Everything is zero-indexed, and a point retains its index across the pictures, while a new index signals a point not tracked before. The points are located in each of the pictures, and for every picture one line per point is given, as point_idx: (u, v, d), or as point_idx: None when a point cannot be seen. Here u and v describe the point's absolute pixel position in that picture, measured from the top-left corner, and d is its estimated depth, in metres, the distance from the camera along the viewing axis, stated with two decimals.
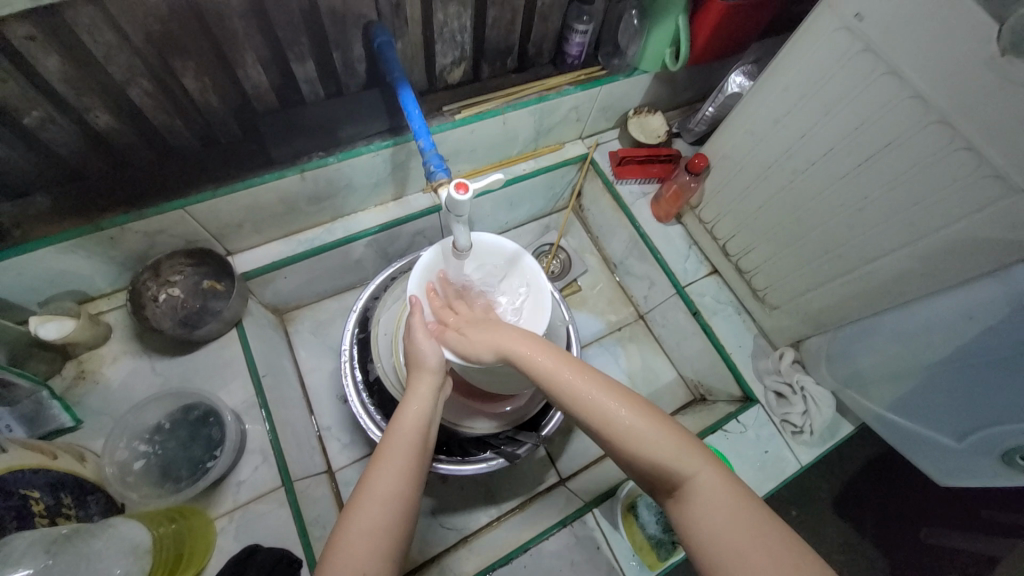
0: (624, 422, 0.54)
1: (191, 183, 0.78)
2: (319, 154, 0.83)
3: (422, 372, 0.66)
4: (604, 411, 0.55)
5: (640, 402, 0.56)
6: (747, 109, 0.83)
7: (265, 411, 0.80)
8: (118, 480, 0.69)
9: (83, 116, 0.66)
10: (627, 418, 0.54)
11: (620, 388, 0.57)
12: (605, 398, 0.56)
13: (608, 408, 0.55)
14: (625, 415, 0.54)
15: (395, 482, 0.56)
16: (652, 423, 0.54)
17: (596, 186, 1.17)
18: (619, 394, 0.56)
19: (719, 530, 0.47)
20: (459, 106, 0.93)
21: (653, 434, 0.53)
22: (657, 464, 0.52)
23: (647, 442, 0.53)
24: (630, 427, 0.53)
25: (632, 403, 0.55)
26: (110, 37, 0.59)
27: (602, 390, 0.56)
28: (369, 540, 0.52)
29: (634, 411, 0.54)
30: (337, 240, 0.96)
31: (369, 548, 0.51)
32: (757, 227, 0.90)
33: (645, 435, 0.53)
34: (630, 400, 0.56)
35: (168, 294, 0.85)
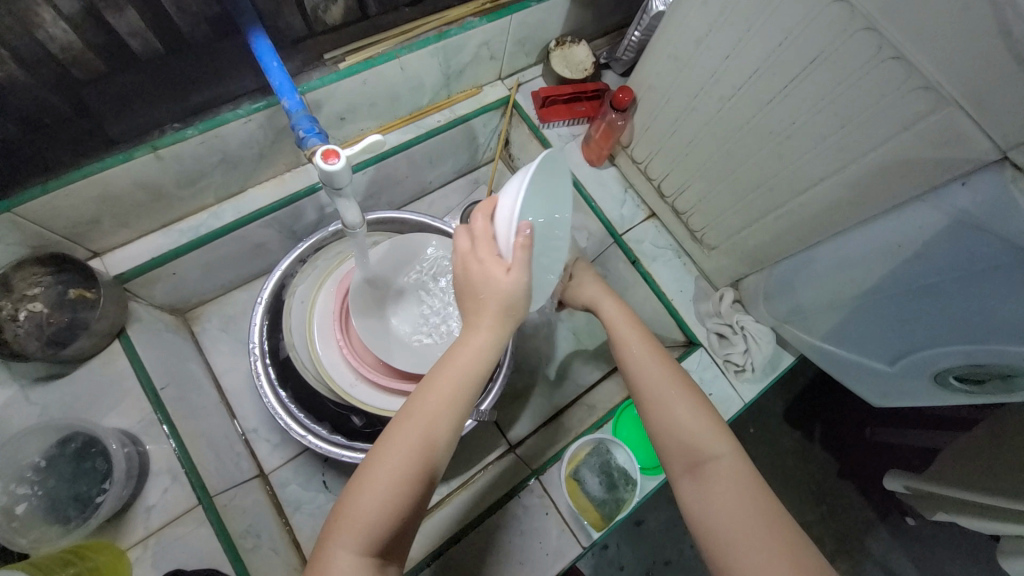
0: (675, 405, 0.57)
1: (15, 179, 0.64)
2: (173, 127, 0.71)
3: (480, 294, 0.52)
4: (661, 391, 0.58)
5: (692, 392, 0.58)
6: (669, 30, 0.73)
7: (168, 427, 0.72)
8: (1, 527, 0.62)
9: None
10: (681, 408, 0.57)
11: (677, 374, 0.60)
12: (663, 385, 0.58)
13: (667, 392, 0.58)
14: (679, 404, 0.57)
15: (435, 420, 0.50)
16: (698, 411, 0.57)
17: (522, 133, 1.06)
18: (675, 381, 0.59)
19: (730, 506, 0.50)
20: (344, 52, 0.79)
21: (698, 422, 0.56)
22: (692, 443, 0.55)
23: (690, 428, 0.55)
24: (677, 414, 0.56)
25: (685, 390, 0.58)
26: None
27: (664, 380, 0.59)
28: (399, 476, 0.48)
29: (688, 406, 0.57)
30: (228, 224, 0.83)
31: (397, 483, 0.48)
32: (688, 164, 0.84)
33: (685, 417, 0.56)
34: (682, 390, 0.58)
35: (29, 311, 0.72)
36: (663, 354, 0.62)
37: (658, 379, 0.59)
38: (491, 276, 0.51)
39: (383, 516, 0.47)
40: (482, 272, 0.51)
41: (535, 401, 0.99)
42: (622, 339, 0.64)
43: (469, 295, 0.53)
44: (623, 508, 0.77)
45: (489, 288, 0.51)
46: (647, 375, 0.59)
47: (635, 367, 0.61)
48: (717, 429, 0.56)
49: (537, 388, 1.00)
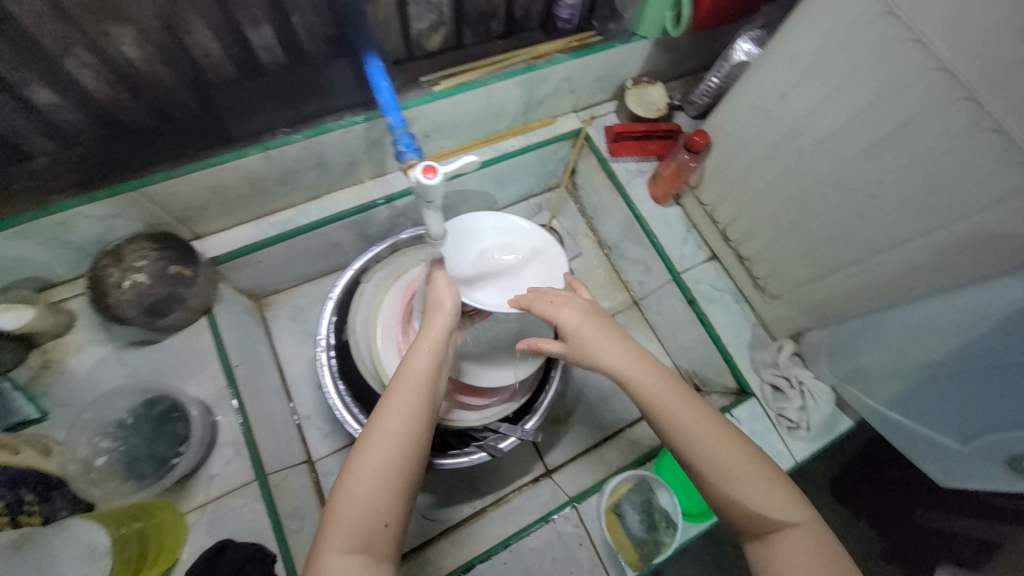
0: (733, 476, 0.52)
1: (146, 162, 0.72)
2: (284, 130, 0.77)
3: (437, 312, 0.63)
4: (683, 431, 0.54)
5: (741, 449, 0.53)
6: (753, 81, 0.75)
7: (237, 403, 0.77)
8: (82, 477, 0.68)
9: (17, 90, 0.60)
10: (738, 477, 0.51)
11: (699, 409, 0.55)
12: (684, 421, 0.54)
13: (718, 461, 0.52)
14: (735, 473, 0.51)
15: (406, 415, 0.56)
16: (749, 467, 0.52)
17: (590, 164, 1.09)
18: (723, 442, 0.53)
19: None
20: (438, 77, 0.85)
21: (758, 490, 0.51)
22: (761, 523, 0.50)
23: (754, 503, 0.51)
24: (733, 484, 0.51)
25: (711, 427, 0.54)
26: None
27: (707, 442, 0.53)
28: (377, 477, 0.52)
29: (717, 447, 0.53)
30: (313, 222, 0.90)
31: (375, 483, 0.52)
32: (757, 212, 0.84)
33: (740, 474, 0.51)
34: (733, 450, 0.53)
35: (133, 280, 0.79)
36: (703, 411, 0.55)
37: (700, 452, 0.53)
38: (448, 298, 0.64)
39: (369, 513, 0.51)
40: (440, 292, 0.65)
41: (576, 428, 0.99)
42: (646, 396, 0.56)
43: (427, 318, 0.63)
44: (664, 552, 0.73)
45: (443, 309, 0.63)
46: (691, 442, 0.53)
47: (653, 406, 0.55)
48: (780, 487, 0.51)
49: (579, 416, 1.00)
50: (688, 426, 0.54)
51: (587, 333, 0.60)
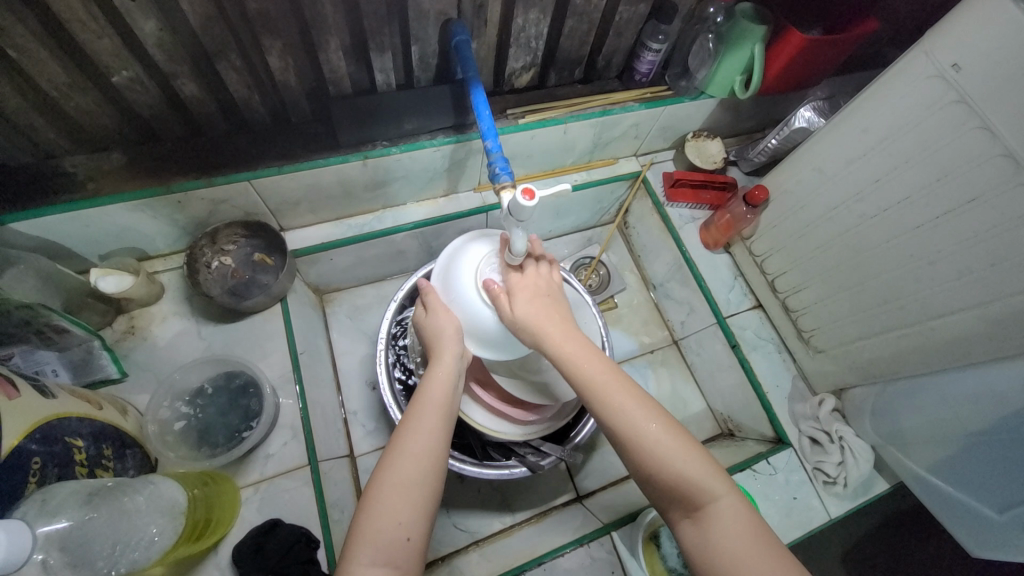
0: (659, 446, 0.55)
1: (259, 157, 0.79)
2: (382, 143, 0.84)
3: (442, 341, 0.68)
4: (616, 408, 0.57)
5: (661, 417, 0.58)
6: (819, 146, 0.81)
7: (299, 388, 0.81)
8: (158, 438, 0.74)
9: (171, 82, 0.68)
10: (662, 444, 0.55)
11: (628, 387, 0.59)
12: (621, 401, 0.58)
13: (645, 432, 0.56)
14: (659, 442, 0.56)
15: (425, 437, 0.60)
16: (667, 429, 0.57)
17: (645, 206, 1.15)
18: (647, 412, 0.57)
19: (743, 551, 0.51)
20: (523, 111, 0.92)
21: (681, 457, 0.55)
22: (692, 492, 0.54)
23: (678, 473, 0.54)
24: (659, 453, 0.55)
25: (639, 402, 0.58)
26: (207, 9, 0.60)
27: (635, 413, 0.57)
28: (403, 493, 0.56)
29: (647, 418, 0.57)
30: (386, 228, 0.97)
31: (400, 494, 0.56)
32: (811, 267, 0.89)
33: (662, 437, 0.56)
34: (656, 417, 0.57)
35: (220, 262, 0.87)
36: (625, 384, 0.60)
37: (628, 422, 0.57)
38: (448, 327, 0.69)
39: (393, 528, 0.54)
40: (439, 324, 0.69)
41: (610, 458, 1.01)
42: (584, 375, 0.59)
43: (436, 345, 0.68)
44: None
45: (446, 331, 0.69)
46: (621, 415, 0.57)
47: (589, 389, 0.59)
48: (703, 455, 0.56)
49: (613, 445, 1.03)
50: (617, 403, 0.58)
51: (532, 324, 0.62)
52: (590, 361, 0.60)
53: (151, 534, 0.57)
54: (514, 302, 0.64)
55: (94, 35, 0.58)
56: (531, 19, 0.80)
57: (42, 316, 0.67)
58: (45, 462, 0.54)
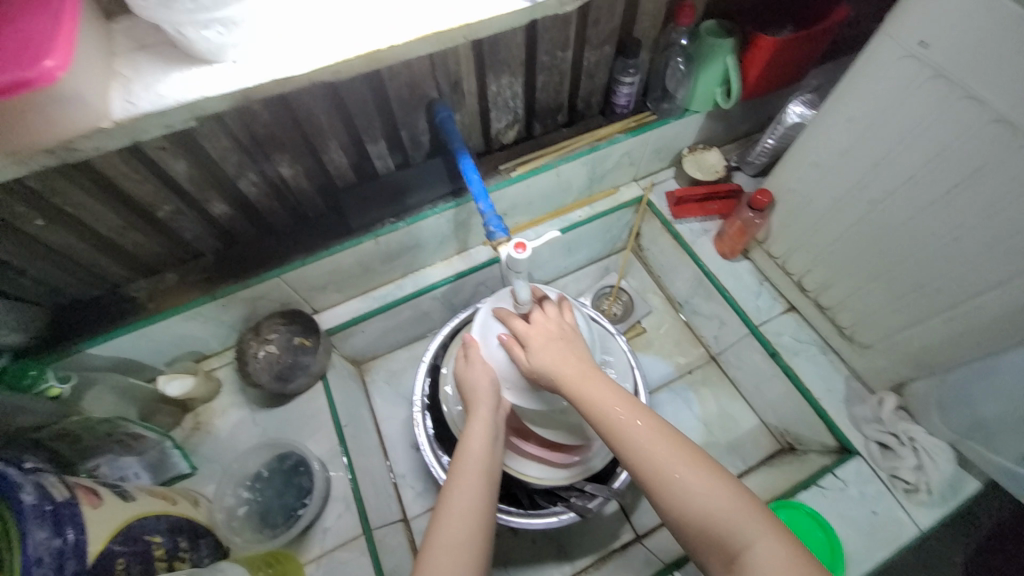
0: (683, 479, 0.54)
1: (285, 253, 0.88)
2: (390, 220, 0.91)
3: (479, 396, 0.72)
4: (636, 442, 0.57)
5: (684, 449, 0.57)
6: (809, 141, 0.80)
7: (347, 460, 0.87)
8: (226, 525, 0.79)
9: (205, 206, 0.78)
10: (687, 478, 0.54)
11: (646, 419, 0.59)
12: (638, 433, 0.58)
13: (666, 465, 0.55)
14: (683, 475, 0.54)
15: (470, 494, 0.62)
16: (690, 462, 0.55)
17: (654, 227, 1.16)
18: (667, 445, 0.57)
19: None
20: (514, 164, 0.97)
21: (708, 490, 0.53)
22: (723, 528, 0.51)
23: (705, 506, 0.52)
24: (684, 487, 0.53)
25: (657, 435, 0.58)
26: (224, 142, 0.70)
27: (650, 444, 0.57)
28: (451, 552, 0.57)
29: (668, 449, 0.56)
30: (408, 294, 1.04)
31: (447, 554, 0.57)
32: (834, 261, 0.85)
33: (685, 471, 0.54)
34: (677, 450, 0.56)
35: (266, 350, 0.95)
36: (643, 417, 0.60)
37: (648, 456, 0.56)
38: (485, 380, 0.73)
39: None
40: (475, 377, 0.74)
41: None
42: (601, 414, 0.61)
43: (473, 398, 0.72)
44: None
45: (481, 390, 0.72)
46: (640, 448, 0.57)
47: (607, 426, 0.60)
48: (733, 488, 0.53)
49: None
50: (636, 438, 0.57)
51: (552, 359, 0.66)
52: (607, 397, 0.61)
53: None
54: (540, 343, 0.68)
55: (138, 182, 0.69)
56: (504, 83, 0.86)
57: (121, 426, 0.76)
58: (129, 561, 0.60)
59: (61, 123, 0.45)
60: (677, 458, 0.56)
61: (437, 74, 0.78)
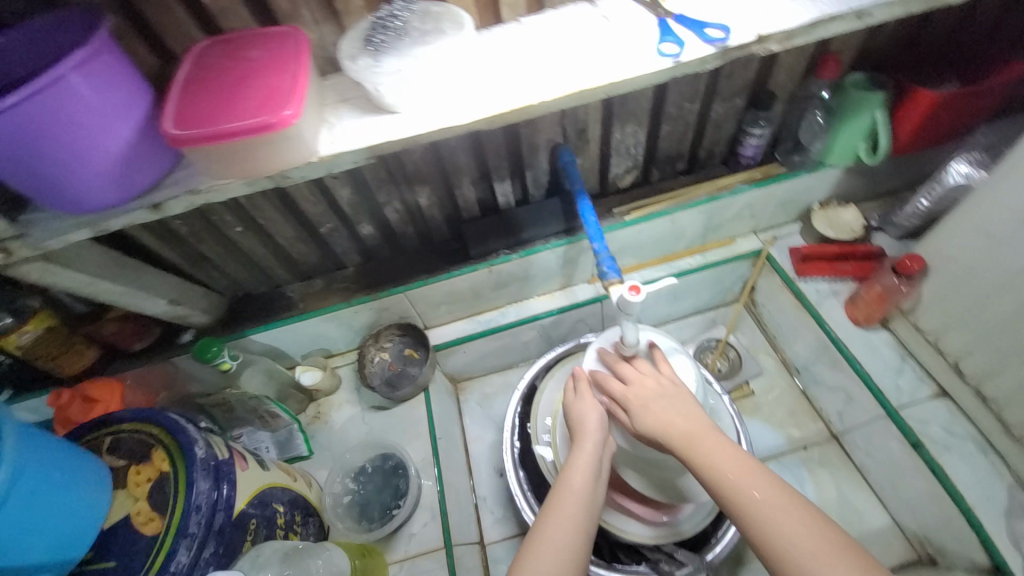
0: (820, 574, 0.51)
1: (411, 272, 0.99)
2: (504, 251, 0.98)
3: (584, 430, 0.71)
4: (762, 513, 0.56)
5: (823, 540, 0.53)
6: (978, 205, 0.71)
7: (438, 471, 0.92)
8: (332, 509, 0.88)
9: (355, 226, 0.92)
10: (825, 574, 0.51)
11: (773, 489, 0.57)
12: (764, 503, 0.56)
13: (802, 555, 0.52)
14: (823, 571, 0.51)
15: (568, 527, 0.63)
16: (831, 557, 0.52)
17: (772, 283, 1.09)
18: (804, 533, 0.54)
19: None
20: (628, 208, 0.99)
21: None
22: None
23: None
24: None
25: (787, 510, 0.55)
26: (381, 175, 0.83)
27: (778, 517, 0.55)
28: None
29: (798, 527, 0.54)
30: (511, 322, 1.09)
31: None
32: (1004, 345, 0.72)
33: (825, 567, 0.51)
34: (814, 540, 0.53)
35: (380, 357, 1.04)
36: (769, 486, 0.57)
37: (781, 540, 0.54)
38: (592, 412, 0.72)
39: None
40: (583, 407, 0.73)
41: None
42: (722, 475, 0.59)
43: (580, 429, 0.72)
44: None
45: (586, 424, 0.72)
46: (773, 530, 0.54)
47: (728, 489, 0.58)
48: None
49: None
50: (761, 508, 0.56)
51: (659, 424, 0.65)
52: (735, 467, 0.59)
53: None
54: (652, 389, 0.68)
55: (312, 203, 0.84)
56: (628, 132, 0.90)
57: (262, 404, 0.89)
58: (259, 523, 0.69)
59: (287, 157, 0.57)
60: (808, 539, 0.53)
61: (566, 123, 0.85)
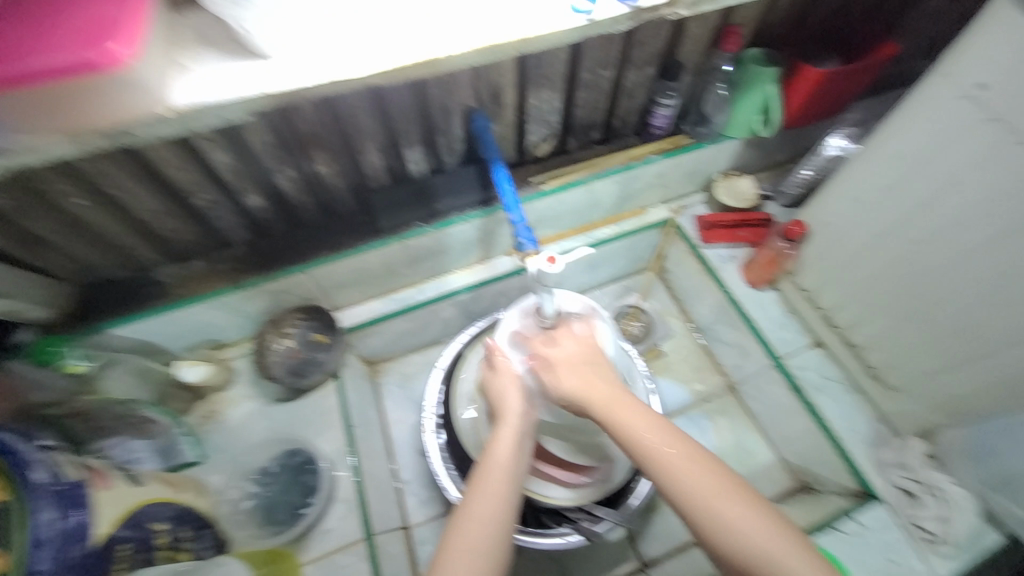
0: (718, 512, 0.54)
1: (312, 249, 0.88)
2: (418, 224, 0.91)
3: (507, 401, 0.69)
4: (662, 461, 0.58)
5: (721, 482, 0.56)
6: (852, 176, 0.78)
7: (354, 461, 0.86)
8: (230, 517, 0.79)
9: (239, 197, 0.79)
10: (722, 513, 0.54)
11: (672, 438, 0.60)
12: (662, 450, 0.59)
13: (703, 497, 0.55)
14: (720, 510, 0.54)
15: (497, 501, 0.60)
16: (717, 487, 0.55)
17: (680, 250, 1.14)
18: (704, 477, 0.56)
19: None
20: (545, 177, 0.97)
21: (744, 525, 0.53)
22: (758, 565, 0.51)
23: (741, 543, 0.52)
24: (720, 521, 0.53)
25: (684, 454, 0.58)
26: (265, 136, 0.71)
27: (676, 464, 0.57)
28: (474, 558, 0.57)
29: (693, 468, 0.57)
30: (428, 299, 1.03)
31: (470, 560, 0.57)
32: (868, 300, 0.83)
33: (722, 505, 0.54)
34: (714, 483, 0.56)
35: (281, 344, 0.90)
36: (668, 434, 0.60)
37: (684, 486, 0.56)
38: (513, 386, 0.70)
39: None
40: (504, 385, 0.71)
41: (673, 520, 0.95)
42: (627, 430, 0.61)
43: (501, 406, 0.69)
44: None
45: (508, 395, 0.70)
46: (677, 478, 0.57)
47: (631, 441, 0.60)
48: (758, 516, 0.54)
49: None
50: (660, 456, 0.58)
51: (578, 382, 0.67)
52: (642, 424, 0.61)
53: None
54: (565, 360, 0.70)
55: (178, 169, 0.70)
56: (544, 97, 0.86)
57: (132, 411, 0.78)
58: (135, 548, 0.63)
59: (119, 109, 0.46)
60: (696, 474, 0.57)
61: (479, 85, 0.78)
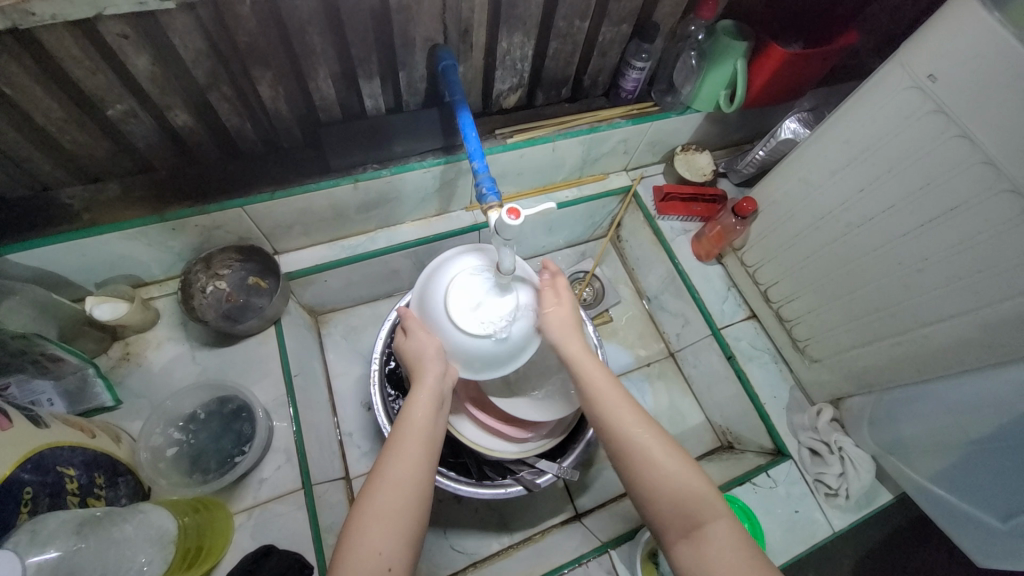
0: (661, 465, 0.59)
1: (252, 184, 0.80)
2: (373, 166, 0.85)
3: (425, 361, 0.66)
4: (620, 420, 0.62)
5: (661, 436, 0.62)
6: (803, 157, 0.81)
7: (293, 411, 0.82)
8: (150, 465, 0.74)
9: (164, 113, 0.69)
10: (660, 465, 0.59)
11: (634, 408, 0.64)
12: (619, 414, 0.63)
13: (645, 453, 0.60)
14: (662, 463, 0.59)
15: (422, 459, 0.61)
16: (667, 449, 0.61)
17: (636, 219, 1.16)
18: (649, 430, 0.62)
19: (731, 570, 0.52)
20: (511, 130, 0.93)
21: (681, 474, 0.59)
22: (687, 511, 0.57)
23: (676, 492, 0.58)
24: (658, 473, 0.59)
25: (642, 422, 0.62)
26: (198, 44, 0.62)
27: (630, 427, 0.62)
28: (380, 531, 0.55)
29: (647, 431, 0.62)
30: (379, 249, 0.98)
31: (390, 522, 0.56)
32: (802, 277, 0.89)
33: (662, 460, 0.59)
34: (656, 438, 0.61)
35: (215, 287, 0.88)
36: (629, 401, 0.64)
37: (636, 440, 0.61)
38: (430, 348, 0.67)
39: (375, 559, 0.53)
40: (421, 346, 0.67)
41: (607, 474, 1.01)
42: (594, 391, 0.65)
43: (418, 370, 0.66)
44: None
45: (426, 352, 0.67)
46: (626, 437, 0.61)
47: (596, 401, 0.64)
48: (694, 477, 0.59)
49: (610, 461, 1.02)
50: (623, 418, 0.62)
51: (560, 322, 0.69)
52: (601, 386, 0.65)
53: (139, 563, 0.58)
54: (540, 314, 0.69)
55: (89, 71, 0.59)
56: (516, 42, 0.81)
57: (37, 345, 0.68)
58: (37, 492, 0.54)
59: None
60: (647, 436, 0.61)
61: (448, 17, 0.72)
